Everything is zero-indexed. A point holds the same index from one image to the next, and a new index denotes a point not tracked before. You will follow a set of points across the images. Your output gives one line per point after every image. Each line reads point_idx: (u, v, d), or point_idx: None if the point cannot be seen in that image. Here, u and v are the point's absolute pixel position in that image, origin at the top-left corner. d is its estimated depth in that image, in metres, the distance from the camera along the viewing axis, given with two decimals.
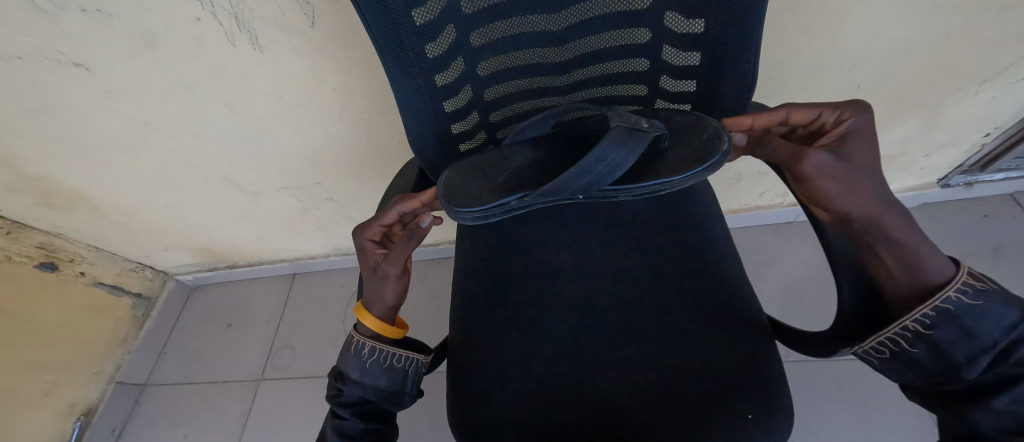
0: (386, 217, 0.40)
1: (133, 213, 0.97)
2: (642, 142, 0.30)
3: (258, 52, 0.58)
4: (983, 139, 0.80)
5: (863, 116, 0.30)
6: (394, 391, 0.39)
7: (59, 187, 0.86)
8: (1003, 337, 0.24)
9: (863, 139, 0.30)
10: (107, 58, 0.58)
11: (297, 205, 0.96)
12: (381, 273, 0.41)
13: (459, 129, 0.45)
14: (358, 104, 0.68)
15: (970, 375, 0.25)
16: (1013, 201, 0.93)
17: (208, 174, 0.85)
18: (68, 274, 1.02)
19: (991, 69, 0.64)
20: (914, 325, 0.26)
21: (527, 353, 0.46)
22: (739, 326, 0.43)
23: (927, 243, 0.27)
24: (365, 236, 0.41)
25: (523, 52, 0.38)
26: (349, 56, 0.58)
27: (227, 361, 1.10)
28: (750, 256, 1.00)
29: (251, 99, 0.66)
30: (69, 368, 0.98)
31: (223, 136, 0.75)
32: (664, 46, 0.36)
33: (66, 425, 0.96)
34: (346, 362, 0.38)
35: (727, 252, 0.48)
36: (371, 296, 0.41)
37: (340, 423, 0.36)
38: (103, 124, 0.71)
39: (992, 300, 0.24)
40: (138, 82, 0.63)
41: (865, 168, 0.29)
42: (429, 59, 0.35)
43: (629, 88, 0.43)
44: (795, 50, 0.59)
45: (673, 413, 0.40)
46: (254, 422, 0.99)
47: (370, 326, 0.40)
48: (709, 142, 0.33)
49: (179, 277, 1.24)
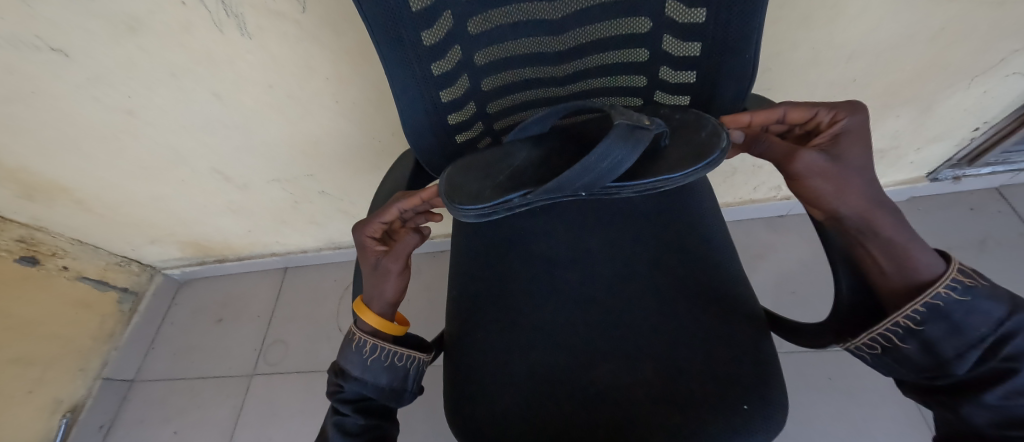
0: (388, 214, 0.40)
1: (117, 206, 0.94)
2: (644, 138, 0.29)
3: (247, 39, 0.56)
4: (973, 134, 0.81)
5: (859, 116, 0.30)
6: (396, 388, 0.38)
7: (38, 179, 0.83)
8: (991, 332, 0.24)
9: (858, 139, 0.29)
10: (89, 44, 0.56)
11: (288, 198, 0.94)
12: (382, 269, 0.39)
13: (456, 119, 0.44)
14: (350, 94, 0.66)
15: (959, 371, 0.25)
16: (998, 195, 0.95)
17: (196, 165, 0.83)
18: (51, 269, 0.99)
19: (984, 64, 0.64)
20: (905, 321, 0.26)
21: (525, 347, 0.46)
22: (735, 317, 0.43)
23: (917, 240, 0.27)
24: (365, 232, 0.40)
25: (521, 41, 0.37)
26: (342, 44, 0.57)
27: (218, 356, 1.09)
28: (744, 250, 1.01)
29: (241, 87, 0.64)
30: (54, 364, 0.96)
31: (211, 125, 0.72)
32: (665, 36, 0.35)
33: (53, 422, 0.94)
34: (347, 358, 0.38)
35: (722, 245, 0.48)
36: (371, 292, 0.40)
37: (340, 419, 0.36)
38: (84, 114, 0.68)
39: (980, 295, 0.25)
40: (121, 69, 0.60)
41: (858, 168, 0.29)
42: (426, 46, 0.34)
43: (628, 79, 0.42)
44: (793, 42, 0.59)
45: (668, 405, 0.40)
46: (247, 417, 0.98)
47: (370, 323, 0.39)
48: (709, 139, 0.32)
49: (168, 271, 1.21)
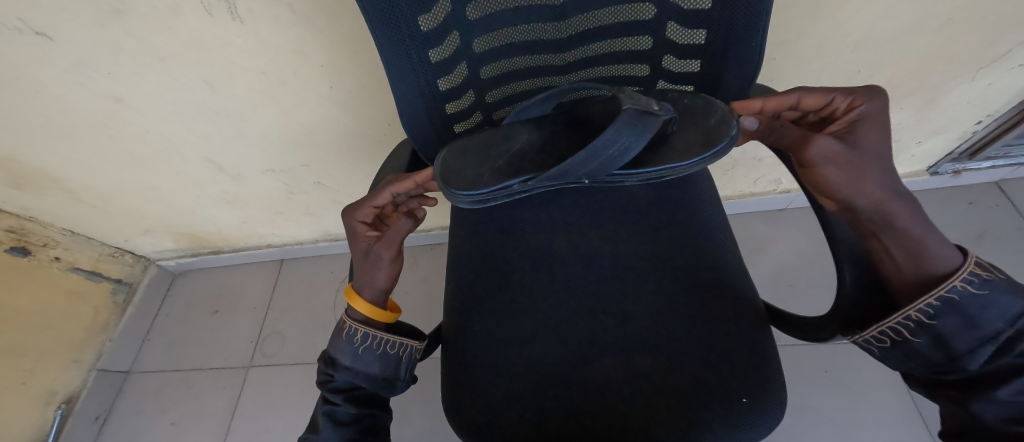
0: (379, 198, 0.38)
1: (108, 196, 0.93)
2: (653, 125, 0.29)
3: (239, 24, 0.54)
4: (975, 127, 0.81)
5: (877, 102, 0.29)
6: (388, 377, 0.38)
7: (26, 168, 0.81)
8: (1007, 327, 0.24)
9: (875, 127, 0.28)
10: (73, 27, 0.54)
11: (283, 188, 0.93)
12: (374, 256, 0.39)
13: (453, 109, 0.43)
14: (345, 82, 0.65)
15: (972, 366, 0.25)
16: (997, 189, 0.95)
17: (188, 154, 0.81)
18: (42, 259, 0.98)
19: (989, 55, 0.64)
20: (918, 314, 0.26)
21: (524, 340, 0.46)
22: (737, 311, 0.43)
23: (934, 232, 0.27)
24: (356, 217, 0.39)
25: (521, 27, 0.36)
26: (336, 29, 0.55)
27: (215, 347, 1.08)
28: (743, 243, 1.01)
29: (233, 74, 0.63)
30: (47, 355, 0.95)
31: (204, 113, 0.71)
32: (668, 23, 0.34)
33: (48, 413, 0.93)
34: (337, 347, 0.38)
35: (723, 237, 0.48)
36: (362, 278, 0.39)
37: (332, 409, 0.36)
38: (70, 101, 0.66)
39: (997, 289, 0.24)
40: (109, 55, 0.58)
41: (874, 157, 0.28)
42: (422, 32, 0.33)
43: (630, 67, 0.41)
44: (798, 32, 0.58)
45: (669, 397, 0.40)
46: (244, 408, 0.98)
47: (361, 310, 0.39)
48: (718, 127, 0.32)
49: (162, 263, 1.20)
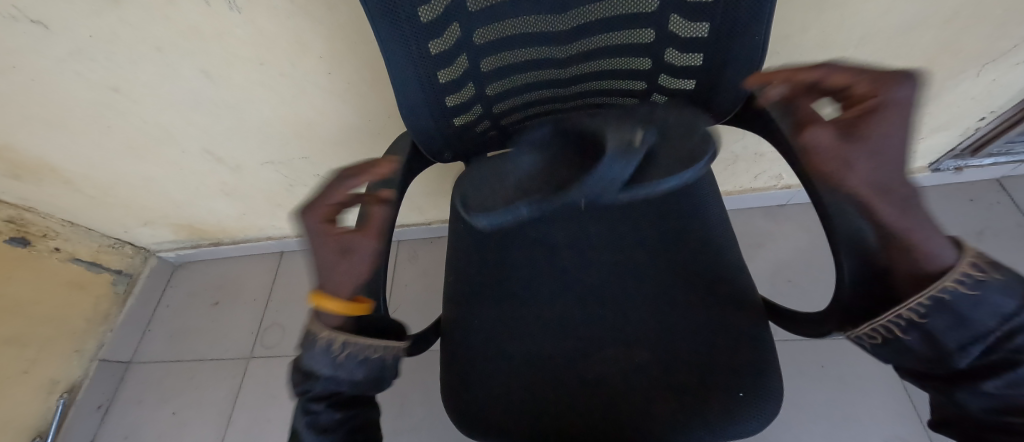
0: (350, 185, 0.32)
1: (106, 187, 0.92)
2: (636, 156, 0.31)
3: (235, 13, 0.54)
4: (978, 123, 0.81)
5: (910, 88, 0.23)
6: (371, 381, 0.35)
7: (24, 158, 0.80)
8: (999, 326, 0.23)
9: (896, 120, 0.24)
10: (64, 14, 0.53)
11: (283, 180, 0.93)
12: (354, 248, 0.32)
13: (452, 102, 0.42)
14: (344, 72, 0.64)
15: (961, 364, 0.24)
16: (999, 186, 0.95)
17: (187, 145, 0.81)
18: (42, 249, 0.99)
19: (995, 50, 0.63)
20: (909, 314, 0.25)
21: (523, 333, 0.46)
22: (733, 306, 0.43)
23: (928, 235, 0.24)
24: (320, 211, 0.31)
25: (521, 19, 0.36)
26: (335, 20, 0.54)
27: (216, 338, 1.09)
28: (743, 238, 1.01)
29: (230, 65, 0.62)
30: (48, 345, 0.96)
31: (201, 104, 0.70)
32: (671, 16, 0.34)
33: (50, 402, 0.94)
34: (309, 360, 0.33)
35: (724, 232, 0.48)
36: (336, 280, 0.31)
37: (312, 418, 0.34)
38: (68, 92, 0.66)
39: (992, 289, 0.22)
40: (106, 45, 0.58)
41: (881, 151, 0.24)
42: (421, 22, 0.32)
43: (632, 61, 0.40)
44: (802, 25, 0.57)
45: (665, 390, 0.40)
46: (245, 399, 0.98)
47: (336, 317, 0.32)
48: (700, 146, 0.33)
49: (162, 254, 1.19)
